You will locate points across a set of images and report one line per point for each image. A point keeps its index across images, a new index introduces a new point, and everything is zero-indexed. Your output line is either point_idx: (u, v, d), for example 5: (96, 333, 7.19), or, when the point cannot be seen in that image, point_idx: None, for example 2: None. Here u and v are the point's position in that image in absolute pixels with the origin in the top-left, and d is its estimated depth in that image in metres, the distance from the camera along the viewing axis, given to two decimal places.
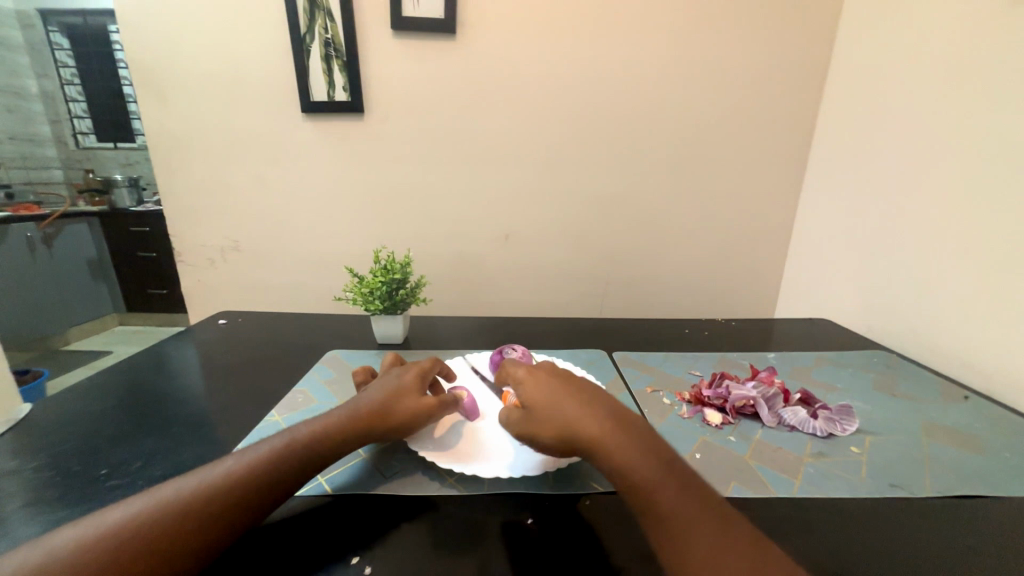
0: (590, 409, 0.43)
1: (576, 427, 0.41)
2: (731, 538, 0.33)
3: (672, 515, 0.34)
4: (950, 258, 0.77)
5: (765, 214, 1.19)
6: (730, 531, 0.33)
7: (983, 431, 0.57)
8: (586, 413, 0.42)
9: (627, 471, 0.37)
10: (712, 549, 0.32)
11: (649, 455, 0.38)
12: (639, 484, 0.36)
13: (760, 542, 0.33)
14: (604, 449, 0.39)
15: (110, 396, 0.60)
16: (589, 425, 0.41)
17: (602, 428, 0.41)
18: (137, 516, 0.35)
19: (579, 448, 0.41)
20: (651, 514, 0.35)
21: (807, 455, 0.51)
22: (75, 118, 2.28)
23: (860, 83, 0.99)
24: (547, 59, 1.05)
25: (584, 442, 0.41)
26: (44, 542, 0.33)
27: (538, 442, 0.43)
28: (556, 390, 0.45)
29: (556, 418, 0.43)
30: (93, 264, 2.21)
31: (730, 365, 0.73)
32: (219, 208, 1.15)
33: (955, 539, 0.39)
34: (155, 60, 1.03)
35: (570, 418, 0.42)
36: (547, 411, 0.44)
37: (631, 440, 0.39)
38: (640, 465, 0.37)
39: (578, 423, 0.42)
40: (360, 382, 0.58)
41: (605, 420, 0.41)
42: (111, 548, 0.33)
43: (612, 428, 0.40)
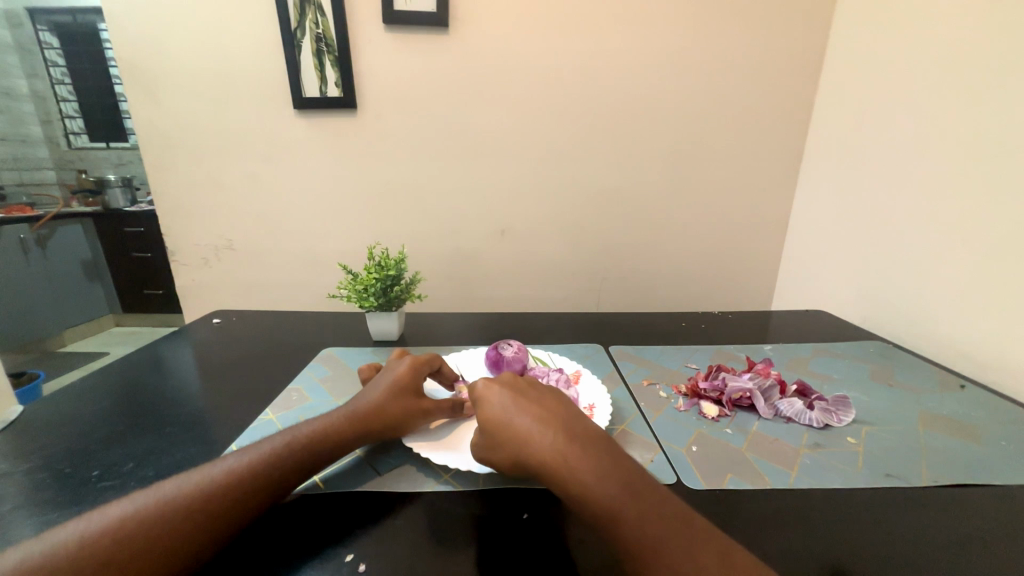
0: (541, 424, 0.42)
1: (530, 450, 0.40)
2: (699, 558, 0.32)
3: (633, 541, 0.34)
4: (945, 248, 0.77)
5: (760, 206, 1.19)
6: (697, 552, 0.32)
7: (979, 420, 0.58)
8: (538, 433, 0.41)
9: (584, 495, 0.36)
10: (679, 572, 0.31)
11: (605, 476, 0.37)
12: (597, 510, 0.36)
13: (732, 553, 0.33)
14: (559, 472, 0.38)
15: (103, 398, 0.60)
16: (540, 449, 0.40)
17: (554, 451, 0.39)
18: (138, 512, 0.35)
19: (538, 472, 0.40)
20: (613, 541, 0.34)
21: (804, 446, 0.52)
22: (66, 117, 2.25)
23: (854, 73, 0.98)
24: (541, 52, 1.04)
25: (540, 466, 0.40)
26: (47, 536, 0.33)
27: (503, 465, 0.43)
28: (509, 408, 0.44)
29: (511, 442, 0.42)
30: (87, 264, 2.20)
31: (727, 357, 0.74)
32: (212, 207, 1.15)
33: (947, 529, 0.40)
34: (143, 57, 1.02)
35: (523, 440, 0.41)
36: (503, 433, 0.43)
37: (585, 459, 0.38)
38: (597, 489, 0.36)
39: (532, 446, 0.41)
40: (366, 378, 0.59)
41: (560, 440, 0.40)
42: (111, 543, 0.33)
43: (567, 448, 0.39)
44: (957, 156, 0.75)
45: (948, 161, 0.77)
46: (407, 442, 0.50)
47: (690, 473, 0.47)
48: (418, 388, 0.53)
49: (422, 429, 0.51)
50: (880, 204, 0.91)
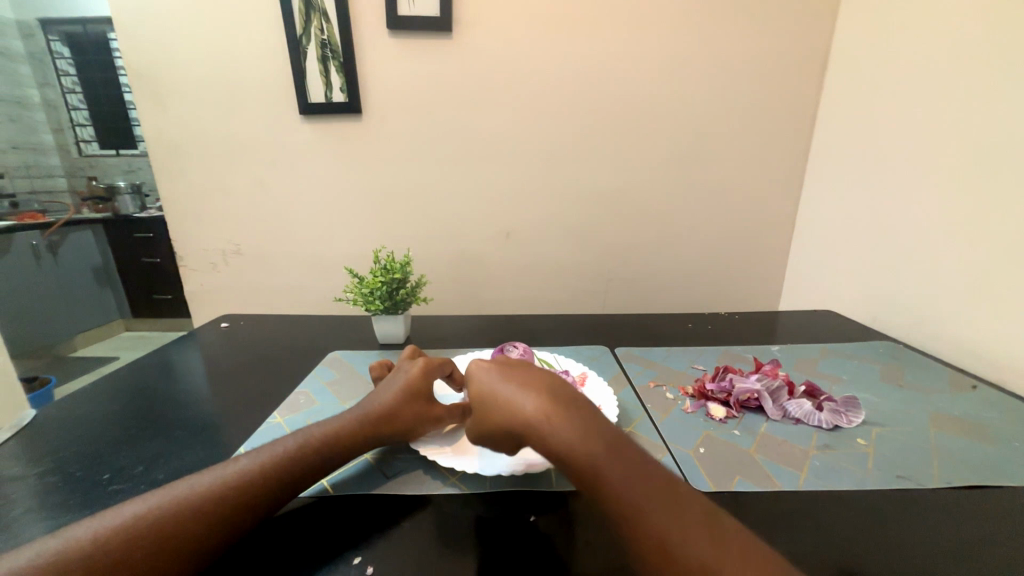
0: (524, 392, 0.40)
1: (513, 417, 0.39)
2: (684, 519, 0.32)
3: (619, 502, 0.33)
4: (955, 247, 0.77)
5: (766, 206, 1.18)
6: (683, 513, 0.32)
7: (991, 420, 0.57)
8: (520, 399, 0.39)
9: (568, 459, 0.35)
10: (666, 536, 0.31)
11: (588, 437, 0.35)
12: (581, 472, 0.34)
13: (719, 521, 0.32)
14: (541, 437, 0.37)
15: (112, 402, 0.61)
16: (521, 413, 0.39)
17: (535, 414, 0.38)
18: (152, 511, 0.35)
19: (523, 439, 0.39)
20: (600, 503, 0.33)
21: (813, 448, 0.51)
22: (78, 125, 2.29)
23: (860, 71, 0.98)
24: (543, 54, 1.04)
25: (523, 432, 0.38)
26: (62, 534, 0.34)
27: (493, 437, 0.42)
28: (494, 378, 0.43)
29: (496, 410, 0.41)
30: (98, 271, 2.24)
31: (734, 358, 0.74)
32: (220, 212, 1.16)
33: (957, 531, 0.39)
34: (152, 65, 1.04)
35: (506, 407, 0.40)
36: (490, 405, 0.42)
37: (567, 421, 0.37)
38: (580, 451, 0.35)
39: (516, 414, 0.39)
40: (378, 376, 0.59)
41: (543, 405, 0.38)
42: (125, 541, 0.33)
43: (549, 411, 0.38)
44: (965, 153, 0.75)
45: (956, 158, 0.76)
46: (416, 446, 0.50)
47: (699, 475, 0.47)
48: (430, 392, 0.53)
49: (431, 434, 0.51)
50: (888, 202, 0.90)
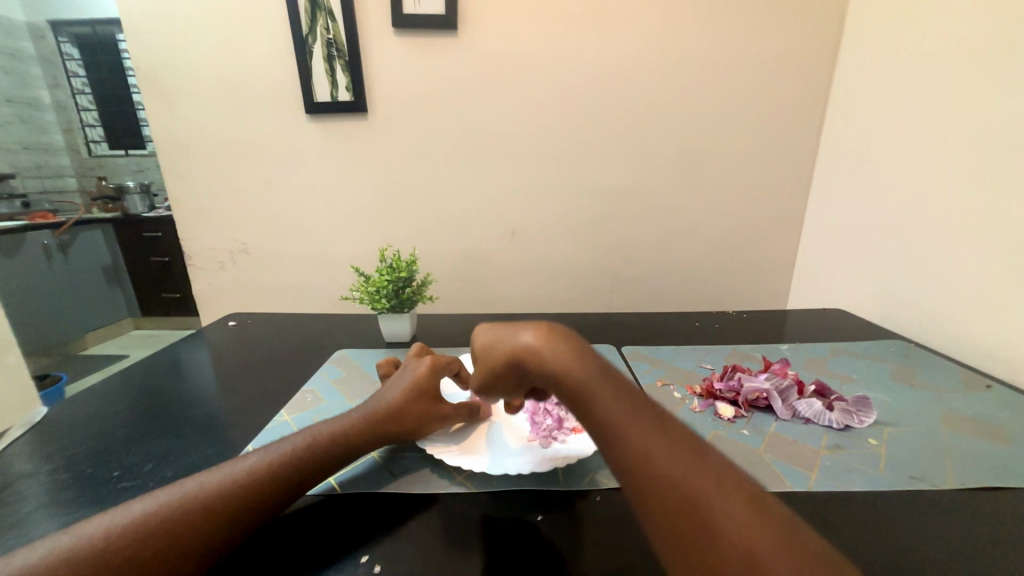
0: (526, 331, 0.38)
1: (514, 350, 0.38)
2: (669, 436, 0.30)
3: (604, 416, 0.31)
4: (968, 244, 0.75)
5: (774, 204, 1.17)
6: (663, 431, 0.30)
7: (1007, 421, 0.56)
8: (523, 336, 0.37)
9: (562, 377, 0.34)
10: (645, 448, 0.29)
11: (583, 357, 0.35)
12: (574, 388, 0.33)
13: (701, 446, 0.30)
14: (541, 361, 0.36)
15: (122, 400, 0.62)
16: (521, 344, 0.37)
17: (535, 342, 0.37)
18: (161, 508, 0.36)
19: (528, 372, 0.37)
20: (588, 419, 0.32)
21: (823, 448, 0.51)
22: (87, 126, 2.31)
23: (871, 66, 0.96)
24: (549, 51, 1.04)
25: (523, 362, 0.37)
26: (72, 531, 0.34)
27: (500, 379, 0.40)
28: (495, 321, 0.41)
29: (498, 348, 0.39)
30: (108, 270, 2.25)
31: (743, 357, 0.73)
32: (227, 211, 1.17)
33: (971, 533, 0.39)
34: (160, 65, 1.04)
35: (508, 343, 0.38)
36: (491, 352, 0.39)
37: (566, 344, 0.36)
38: (574, 367, 0.34)
39: (521, 352, 0.37)
40: (385, 374, 0.59)
41: (546, 340, 0.36)
42: (135, 538, 0.34)
43: (549, 338, 0.37)
44: (976, 149, 0.73)
45: (969, 153, 0.75)
46: (422, 445, 0.50)
47: None
48: (436, 391, 0.53)
49: (437, 434, 0.51)
50: (898, 199, 0.88)
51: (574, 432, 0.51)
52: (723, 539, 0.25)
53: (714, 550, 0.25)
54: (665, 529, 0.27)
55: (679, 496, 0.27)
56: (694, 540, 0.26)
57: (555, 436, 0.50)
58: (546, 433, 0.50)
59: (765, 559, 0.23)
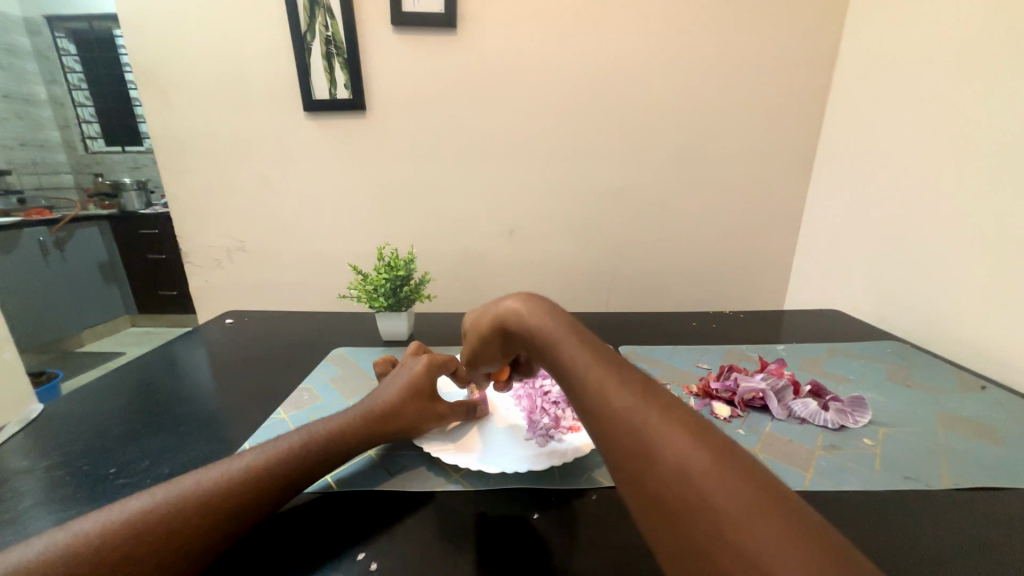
0: (509, 296, 0.43)
1: (497, 318, 0.43)
2: (621, 375, 0.31)
3: (567, 360, 0.34)
4: (964, 246, 0.76)
5: (772, 205, 1.17)
6: (618, 371, 0.32)
7: (1001, 421, 0.56)
8: (506, 301, 0.42)
9: (536, 333, 0.38)
10: (599, 387, 0.31)
11: (556, 316, 0.38)
12: (545, 342, 0.37)
13: (655, 386, 0.31)
14: (519, 322, 0.40)
15: (118, 397, 0.61)
16: (502, 309, 0.42)
17: (514, 306, 0.41)
18: (157, 505, 0.35)
19: (511, 336, 0.42)
20: (556, 367, 0.35)
21: (819, 448, 0.51)
22: (84, 122, 2.30)
23: (869, 68, 0.97)
24: (548, 50, 1.04)
25: (506, 326, 0.42)
26: (67, 529, 0.34)
27: (487, 348, 0.46)
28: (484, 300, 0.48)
29: (483, 319, 0.45)
30: (104, 266, 2.24)
31: (739, 357, 0.73)
32: (225, 209, 1.16)
33: (965, 532, 0.39)
34: (157, 61, 1.04)
35: (492, 313, 0.44)
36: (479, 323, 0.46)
37: (540, 306, 0.40)
38: (546, 324, 0.37)
39: (501, 314, 0.42)
40: (382, 373, 0.59)
41: (523, 302, 0.41)
42: (130, 535, 0.33)
43: (526, 302, 0.41)
44: (973, 151, 0.74)
45: (965, 155, 0.75)
46: (419, 443, 0.50)
47: None
48: (433, 390, 0.53)
49: (434, 431, 0.51)
50: (896, 200, 0.89)
51: (571, 430, 0.51)
52: (658, 457, 0.26)
53: (654, 474, 0.26)
54: (616, 459, 0.28)
55: (624, 426, 0.28)
56: (637, 466, 0.27)
57: (552, 434, 0.50)
58: (543, 432, 0.50)
59: (697, 479, 0.24)
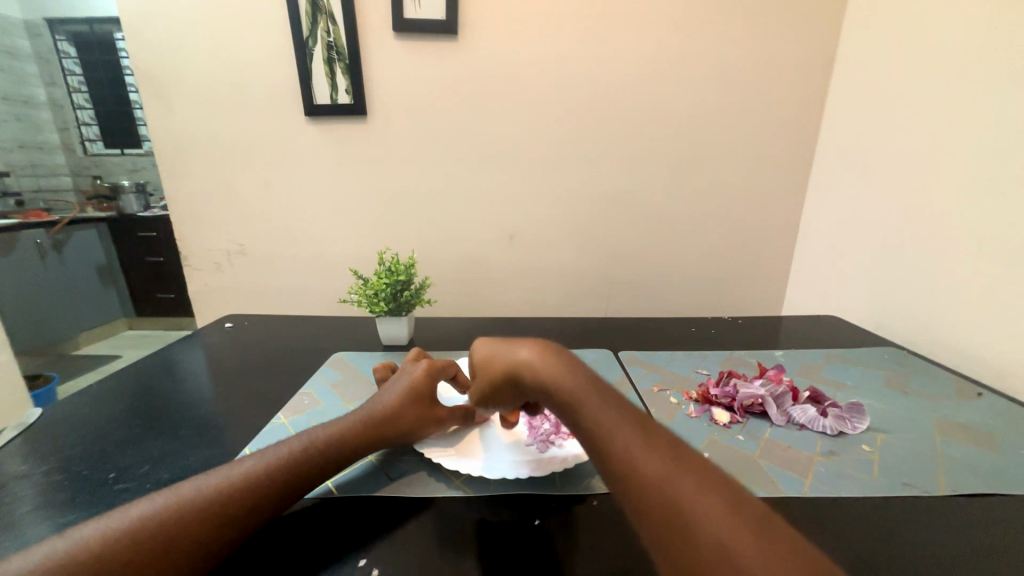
0: (523, 346, 0.43)
1: (512, 366, 0.42)
2: (649, 439, 0.32)
3: (592, 422, 0.35)
4: (961, 254, 0.76)
5: (770, 211, 1.18)
6: (646, 435, 0.33)
7: (997, 428, 0.57)
8: (520, 351, 0.42)
9: (556, 390, 0.38)
10: (627, 452, 0.32)
11: (576, 371, 0.38)
12: (566, 400, 0.37)
13: (683, 449, 0.32)
14: (536, 376, 0.40)
15: (117, 402, 0.61)
16: (518, 359, 0.42)
17: (530, 358, 0.41)
18: (157, 513, 0.35)
19: (524, 386, 0.42)
20: (580, 426, 0.35)
21: (818, 454, 0.51)
22: (83, 125, 2.30)
23: (866, 77, 0.98)
24: (549, 56, 1.05)
25: (521, 377, 0.41)
26: (67, 537, 0.34)
27: (497, 392, 0.45)
28: (495, 338, 0.46)
29: (495, 363, 0.44)
30: (102, 269, 2.24)
31: (738, 363, 0.74)
32: (225, 212, 1.16)
33: (963, 538, 0.39)
34: (160, 65, 1.04)
35: (506, 359, 0.43)
36: (491, 366, 0.45)
37: (559, 359, 0.40)
38: (567, 382, 0.38)
39: (517, 363, 0.42)
40: (382, 378, 0.59)
41: (538, 353, 0.41)
42: (130, 543, 0.33)
43: (542, 354, 0.41)
44: (969, 159, 0.75)
45: (961, 163, 0.76)
46: (419, 448, 0.50)
47: None
48: (434, 394, 0.53)
49: (434, 437, 0.51)
50: (893, 207, 0.90)
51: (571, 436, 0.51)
52: (695, 529, 0.27)
53: (692, 546, 0.26)
54: (648, 529, 0.29)
55: (658, 497, 0.29)
56: (673, 537, 0.27)
57: (552, 439, 0.50)
58: (543, 438, 0.50)
59: (738, 554, 0.25)
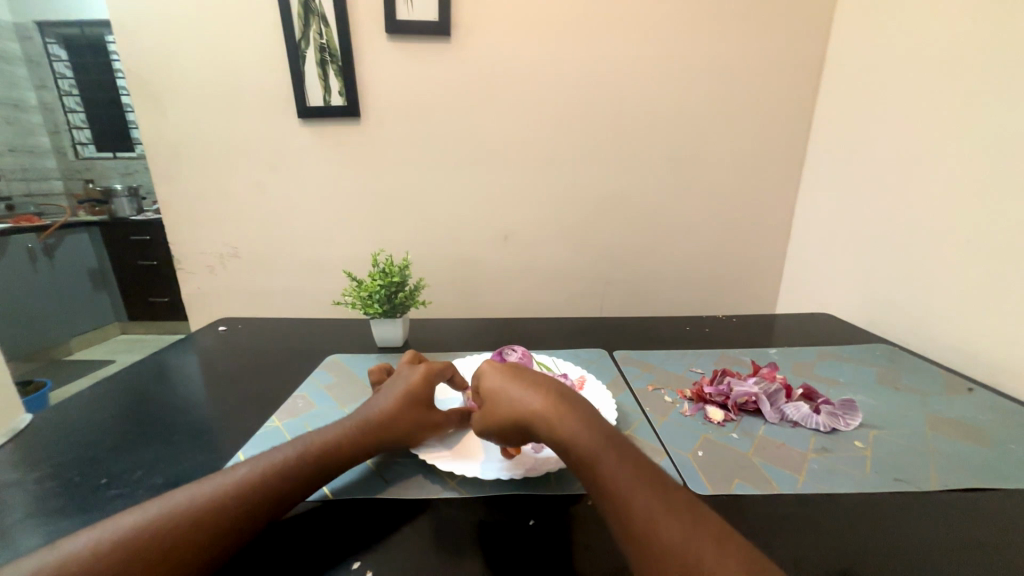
0: (533, 390, 0.43)
1: (521, 412, 0.42)
2: (666, 501, 0.34)
3: (609, 479, 0.36)
4: (950, 251, 0.77)
5: (764, 210, 1.19)
6: (663, 497, 0.34)
7: (988, 423, 0.57)
8: (530, 396, 0.42)
9: (572, 444, 0.38)
10: (647, 515, 0.33)
11: (591, 425, 0.39)
12: (580, 454, 0.38)
13: (699, 509, 0.34)
14: (550, 426, 0.40)
15: (109, 407, 0.61)
16: (528, 404, 0.42)
17: (541, 405, 0.41)
18: (152, 522, 0.35)
19: (532, 433, 0.42)
20: (596, 482, 0.36)
21: (811, 451, 0.51)
22: (74, 128, 2.28)
23: (856, 76, 0.99)
24: (542, 57, 1.05)
25: (530, 423, 0.41)
26: (58, 547, 0.33)
27: (500, 434, 0.44)
28: (503, 376, 0.46)
29: (502, 405, 0.44)
30: (94, 273, 2.21)
31: (732, 361, 0.74)
32: (218, 215, 1.16)
33: (954, 533, 0.39)
34: (151, 68, 1.04)
35: (515, 403, 0.43)
36: (497, 407, 0.44)
37: (571, 410, 0.41)
38: (584, 435, 0.38)
39: (525, 408, 0.42)
40: (377, 381, 0.59)
41: (548, 400, 0.42)
42: (126, 552, 0.33)
43: (556, 404, 0.41)
44: (958, 157, 0.76)
45: (950, 161, 0.77)
46: (417, 452, 0.50)
47: (697, 477, 0.47)
48: (431, 398, 0.53)
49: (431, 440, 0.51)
50: (884, 205, 0.90)
51: None
52: None
53: None
54: None
55: (679, 563, 0.30)
56: None
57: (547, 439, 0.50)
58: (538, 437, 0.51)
59: None
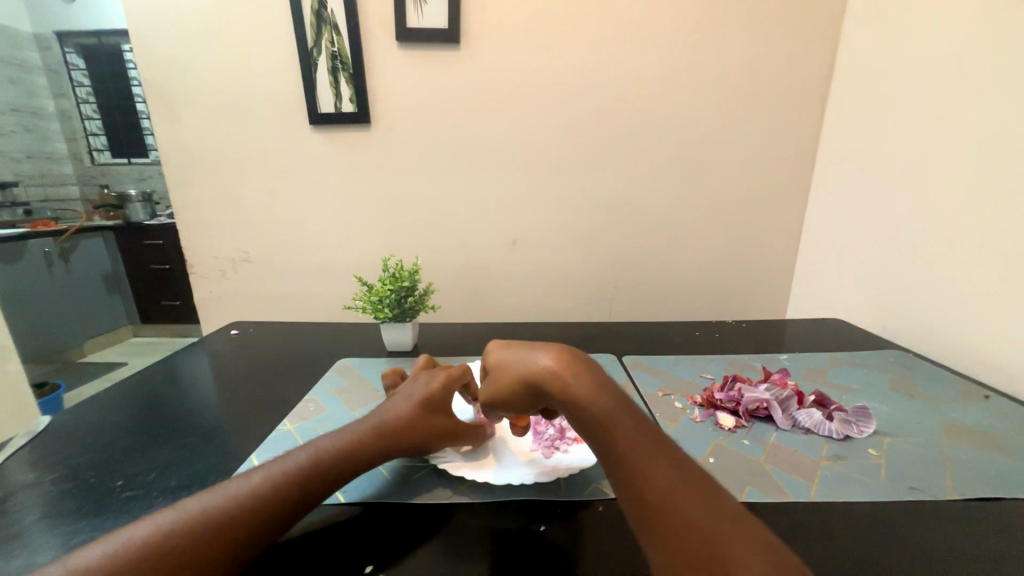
0: (542, 354, 0.40)
1: (531, 374, 0.40)
2: (685, 481, 0.33)
3: (626, 452, 0.34)
4: (965, 256, 0.76)
5: (773, 214, 1.18)
6: (682, 474, 0.33)
7: (1005, 431, 0.56)
8: (539, 359, 0.40)
9: (586, 411, 0.36)
10: (666, 491, 0.32)
11: (606, 392, 0.37)
12: (596, 423, 0.36)
13: (718, 491, 0.33)
14: (560, 389, 0.38)
15: (124, 410, 0.62)
16: (538, 367, 0.40)
17: (552, 365, 0.39)
18: (162, 534, 0.34)
19: (543, 397, 0.40)
20: (613, 454, 0.35)
21: (824, 458, 0.51)
22: (91, 134, 2.33)
23: (866, 80, 0.98)
24: (550, 63, 1.06)
25: (541, 388, 0.39)
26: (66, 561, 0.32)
27: (509, 402, 0.42)
28: (509, 343, 0.43)
29: (509, 371, 0.41)
30: (109, 277, 2.26)
31: (742, 367, 0.73)
32: (231, 220, 1.18)
33: (970, 543, 0.39)
34: (166, 76, 1.06)
35: (523, 366, 0.40)
36: (505, 372, 0.42)
37: (584, 373, 0.38)
38: (599, 401, 0.36)
39: (536, 371, 0.40)
40: (391, 384, 0.58)
41: (559, 362, 0.39)
42: (135, 564, 0.32)
43: (567, 365, 0.39)
44: (971, 161, 0.75)
45: (964, 165, 0.76)
46: (436, 462, 0.50)
47: None
48: (448, 406, 0.51)
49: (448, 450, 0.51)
50: (897, 209, 0.90)
51: (576, 442, 0.52)
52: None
53: None
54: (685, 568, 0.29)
55: (696, 541, 0.29)
56: None
57: (557, 445, 0.51)
58: (548, 444, 0.51)
59: None
